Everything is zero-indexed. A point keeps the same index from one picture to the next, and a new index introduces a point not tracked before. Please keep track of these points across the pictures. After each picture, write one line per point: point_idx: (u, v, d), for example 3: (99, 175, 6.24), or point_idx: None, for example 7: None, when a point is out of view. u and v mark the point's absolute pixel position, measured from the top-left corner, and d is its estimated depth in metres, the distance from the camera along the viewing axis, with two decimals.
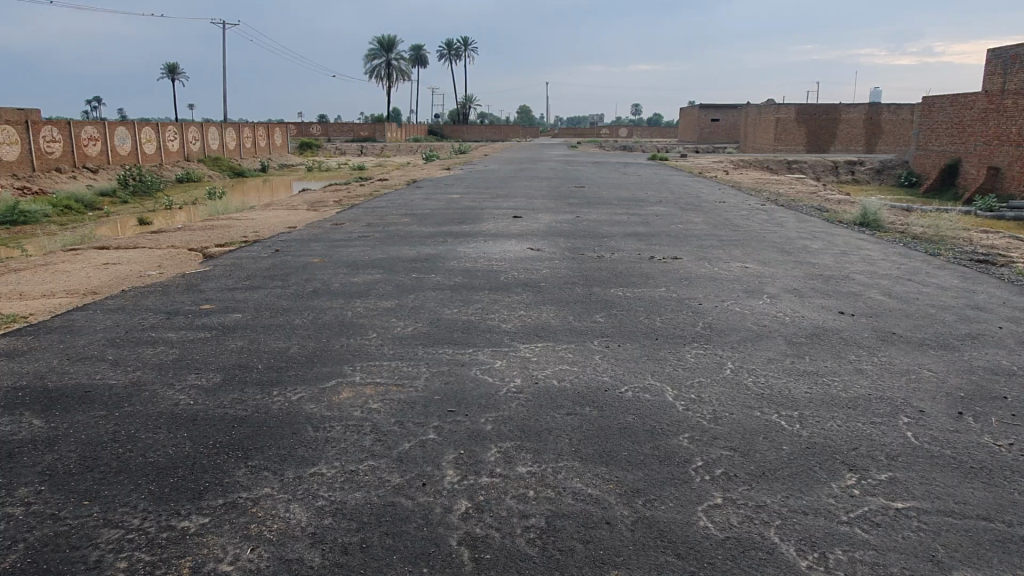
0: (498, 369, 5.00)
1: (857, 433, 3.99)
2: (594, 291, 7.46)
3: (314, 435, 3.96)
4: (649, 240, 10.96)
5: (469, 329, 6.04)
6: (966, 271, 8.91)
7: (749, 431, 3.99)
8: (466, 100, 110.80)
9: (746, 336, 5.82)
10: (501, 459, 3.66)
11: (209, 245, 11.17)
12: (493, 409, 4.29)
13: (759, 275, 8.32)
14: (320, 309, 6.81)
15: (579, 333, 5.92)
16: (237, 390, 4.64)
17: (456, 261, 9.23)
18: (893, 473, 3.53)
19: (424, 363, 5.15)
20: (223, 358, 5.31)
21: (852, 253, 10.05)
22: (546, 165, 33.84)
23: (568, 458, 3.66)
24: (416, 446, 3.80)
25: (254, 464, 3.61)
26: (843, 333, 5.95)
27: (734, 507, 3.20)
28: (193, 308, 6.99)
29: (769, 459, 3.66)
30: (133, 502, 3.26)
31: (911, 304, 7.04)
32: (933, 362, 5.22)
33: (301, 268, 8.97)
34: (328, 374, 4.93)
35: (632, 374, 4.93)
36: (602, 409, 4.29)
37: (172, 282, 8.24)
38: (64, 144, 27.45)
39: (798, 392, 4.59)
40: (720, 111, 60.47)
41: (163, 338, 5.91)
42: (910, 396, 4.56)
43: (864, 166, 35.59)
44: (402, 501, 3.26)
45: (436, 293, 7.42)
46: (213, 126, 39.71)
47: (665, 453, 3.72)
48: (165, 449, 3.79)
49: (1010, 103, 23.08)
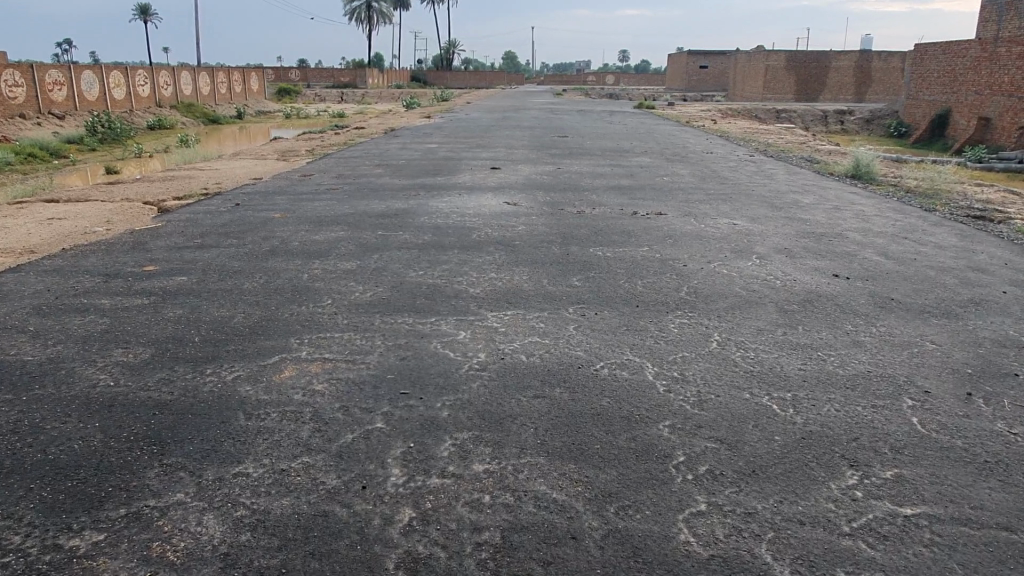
0: (462, 343, 4.52)
1: (857, 420, 3.57)
2: (572, 250, 6.97)
3: (245, 424, 3.45)
4: (633, 193, 10.43)
5: (433, 294, 5.54)
6: (963, 228, 8.49)
7: (737, 417, 3.56)
8: (450, 46, 108.23)
9: (734, 303, 5.36)
10: (456, 455, 3.19)
11: (166, 198, 10.49)
12: (451, 392, 3.82)
13: (748, 233, 7.85)
14: (274, 271, 6.26)
15: (552, 299, 5.42)
16: (165, 369, 4.12)
17: (426, 216, 8.69)
18: (899, 470, 3.11)
19: (380, 335, 4.65)
20: (158, 330, 4.77)
21: (844, 209, 9.59)
22: (531, 113, 32.86)
23: (532, 454, 3.21)
24: (360, 439, 3.32)
25: (170, 462, 3.11)
26: (839, 299, 5.51)
27: (720, 515, 2.77)
28: (135, 270, 6.40)
29: (760, 454, 3.23)
30: (18, 513, 2.76)
31: (909, 266, 6.60)
32: (936, 334, 4.79)
33: (261, 224, 8.36)
34: (271, 349, 4.43)
35: (608, 347, 4.47)
36: (575, 392, 3.82)
37: (119, 240, 7.63)
38: (28, 89, 26.11)
39: (790, 370, 4.15)
40: (709, 58, 59.18)
41: (94, 305, 5.35)
42: (912, 373, 4.14)
43: (854, 115, 34.92)
44: (336, 510, 2.79)
45: (401, 252, 6.88)
46: (184, 70, 38.13)
47: (643, 447, 3.28)
48: (71, 442, 3.29)
49: (1004, 51, 22.44)
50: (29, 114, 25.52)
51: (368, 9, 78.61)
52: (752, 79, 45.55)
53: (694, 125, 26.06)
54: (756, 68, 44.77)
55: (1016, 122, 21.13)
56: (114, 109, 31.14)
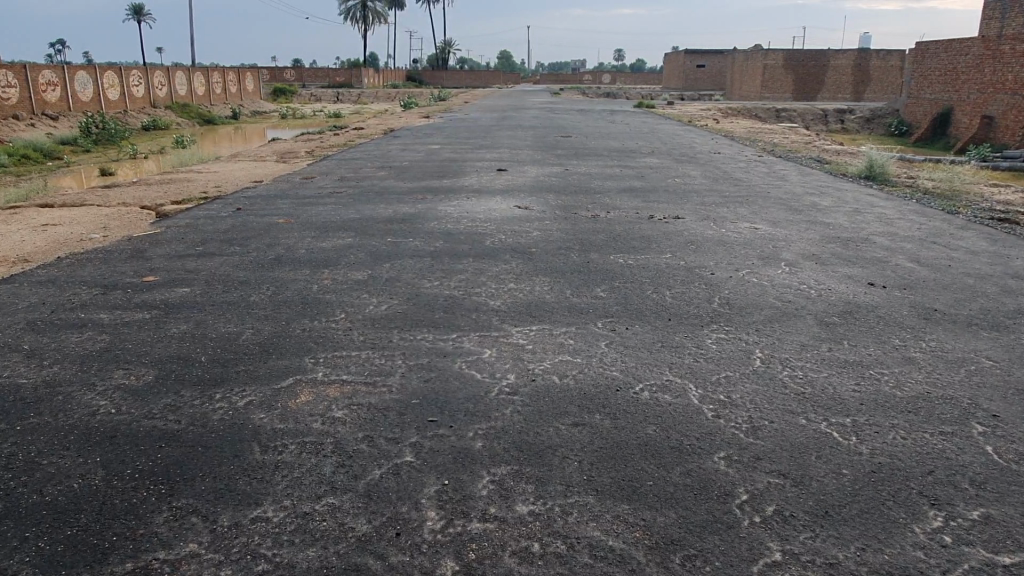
0: (488, 362, 4.22)
1: (927, 449, 3.28)
2: (592, 257, 6.68)
3: (261, 459, 3.15)
4: (647, 196, 10.14)
5: (453, 308, 5.23)
6: (990, 231, 8.22)
7: (797, 447, 3.27)
8: (446, 45, 107.86)
9: (771, 316, 5.07)
10: (496, 494, 2.89)
11: (164, 202, 10.16)
12: (483, 419, 3.51)
13: (772, 238, 7.57)
14: (282, 282, 5.95)
15: (578, 313, 5.12)
16: (171, 393, 3.80)
17: (435, 222, 8.40)
18: (986, 510, 2.82)
19: (400, 353, 4.35)
20: (161, 349, 4.46)
21: (865, 211, 9.33)
22: (529, 113, 32.61)
23: (580, 492, 2.91)
24: (389, 475, 3.02)
25: (180, 505, 2.80)
26: (880, 311, 5.22)
27: (799, 567, 2.48)
28: (134, 280, 6.09)
29: (830, 490, 2.94)
30: (12, 568, 2.45)
31: (944, 273, 6.32)
32: (990, 349, 4.51)
33: (265, 230, 8.06)
34: (283, 369, 4.12)
35: (646, 367, 4.17)
36: (618, 418, 3.53)
37: (116, 248, 7.31)
38: (21, 89, 25.70)
39: (845, 392, 3.86)
40: (706, 57, 58.97)
41: (91, 321, 5.03)
42: (976, 395, 3.85)
43: (854, 114, 34.71)
44: (370, 564, 2.49)
45: (414, 261, 6.59)
46: (180, 70, 37.73)
47: (700, 483, 2.98)
48: (69, 481, 2.97)
49: (1007, 49, 22.23)
50: (22, 115, 25.14)
51: (364, 9, 78.32)
52: (750, 78, 45.36)
53: (697, 125, 25.74)
54: (754, 67, 44.59)
55: (1021, 121, 20.91)
56: (108, 110, 30.76)
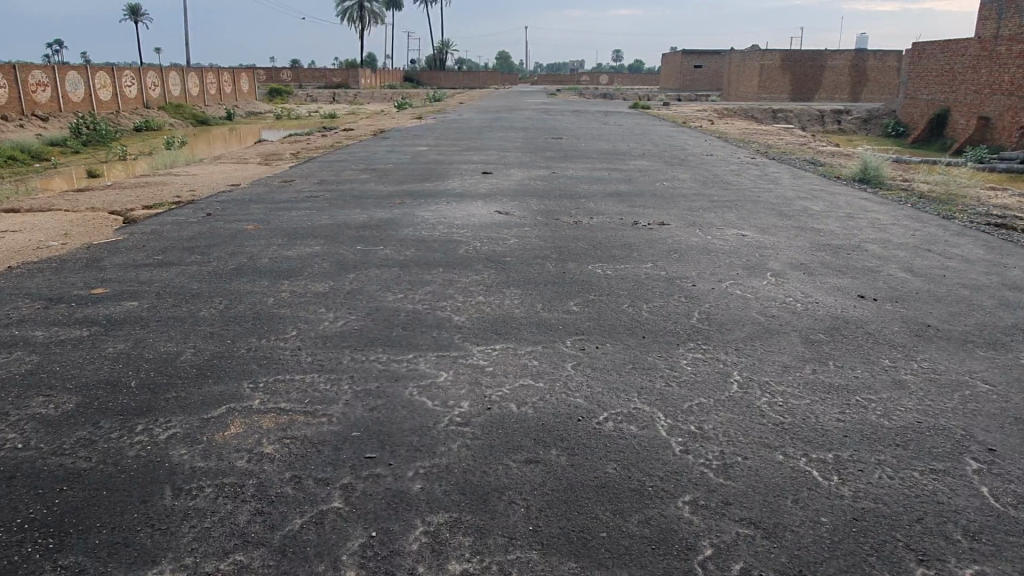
0: (442, 388, 3.87)
1: (917, 490, 2.95)
2: (568, 267, 6.35)
3: (171, 505, 2.81)
4: (633, 201, 9.79)
5: (414, 324, 4.89)
6: (987, 238, 7.90)
7: (772, 490, 2.94)
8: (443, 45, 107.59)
9: (751, 333, 4.73)
10: (428, 549, 2.56)
11: (135, 207, 9.82)
12: (426, 456, 3.18)
13: (759, 245, 7.24)
14: (237, 295, 5.61)
15: (547, 329, 4.78)
16: (88, 425, 3.46)
17: (409, 228, 8.06)
18: (980, 568, 2.49)
19: (348, 377, 4.01)
20: (92, 371, 4.12)
21: (858, 217, 9.01)
22: (524, 116, 32.19)
23: (524, 547, 2.58)
24: (311, 525, 2.68)
25: (68, 564, 2.47)
26: (869, 327, 4.89)
27: None
28: (81, 293, 5.75)
29: (805, 542, 2.61)
30: None
31: (938, 284, 5.99)
32: (986, 371, 4.17)
33: (231, 237, 7.72)
34: (218, 396, 3.78)
35: (613, 393, 3.82)
36: (575, 454, 3.19)
37: (72, 257, 6.96)
38: (11, 89, 25.34)
39: (829, 422, 3.52)
40: (702, 57, 58.70)
41: (23, 339, 4.67)
42: (971, 425, 3.52)
43: (851, 115, 34.42)
44: None
45: (380, 271, 6.26)
46: (173, 71, 37.36)
47: (660, 534, 2.66)
48: None
49: (1003, 49, 21.91)
50: (11, 115, 24.79)
51: (361, 9, 77.95)
52: (746, 78, 45.15)
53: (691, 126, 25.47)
54: (750, 68, 44.34)
55: (1018, 122, 20.59)
56: (100, 111, 30.44)
